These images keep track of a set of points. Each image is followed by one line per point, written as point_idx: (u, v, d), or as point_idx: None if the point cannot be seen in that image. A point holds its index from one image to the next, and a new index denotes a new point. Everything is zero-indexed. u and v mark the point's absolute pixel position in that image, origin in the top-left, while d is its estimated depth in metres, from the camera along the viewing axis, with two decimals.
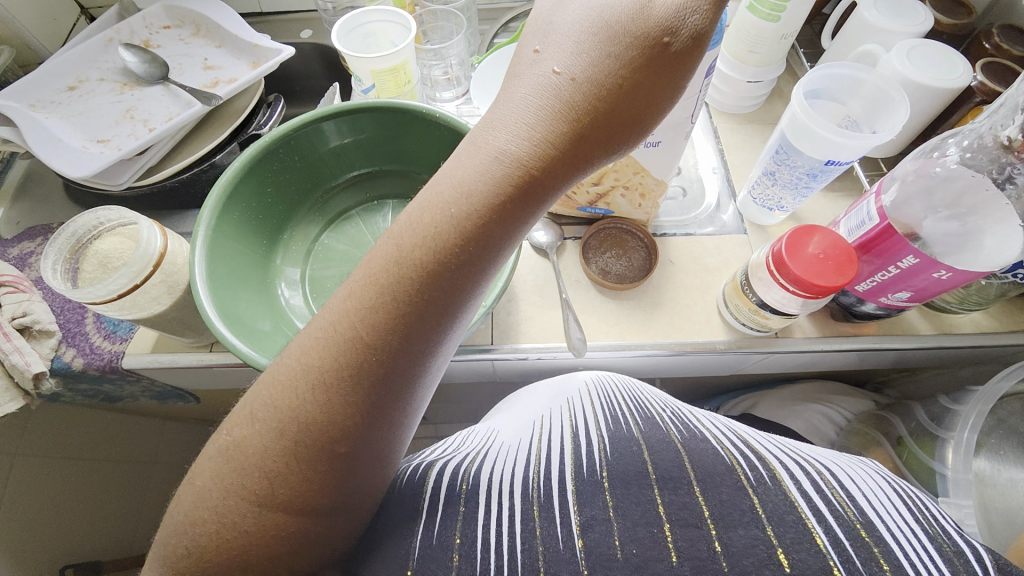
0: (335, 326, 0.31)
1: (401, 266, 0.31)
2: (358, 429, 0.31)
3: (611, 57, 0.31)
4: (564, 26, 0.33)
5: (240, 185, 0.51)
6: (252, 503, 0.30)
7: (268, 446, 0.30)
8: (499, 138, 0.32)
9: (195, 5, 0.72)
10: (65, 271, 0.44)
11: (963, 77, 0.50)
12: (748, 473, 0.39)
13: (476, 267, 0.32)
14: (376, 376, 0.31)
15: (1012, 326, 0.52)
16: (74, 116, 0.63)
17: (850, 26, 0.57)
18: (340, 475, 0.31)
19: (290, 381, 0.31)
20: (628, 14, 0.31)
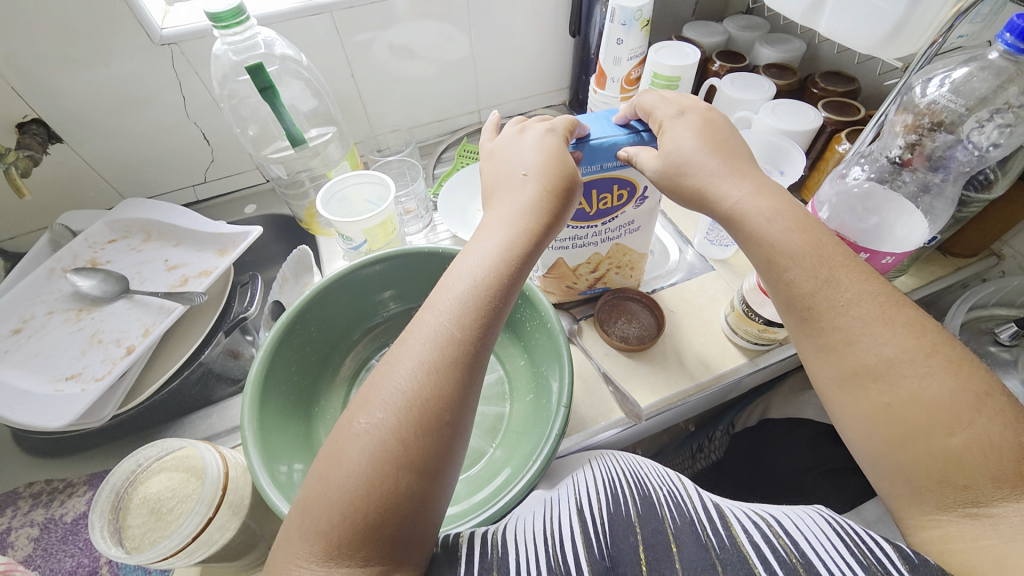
0: (437, 325, 0.38)
1: (472, 271, 0.41)
2: (463, 403, 0.37)
3: (555, 162, 0.45)
4: (527, 151, 0.47)
5: (271, 371, 0.49)
6: (389, 466, 0.34)
7: (397, 420, 0.35)
8: (515, 192, 0.45)
9: (141, 212, 0.70)
10: (110, 536, 0.38)
11: (816, 117, 0.67)
12: (713, 539, 0.38)
13: (523, 263, 0.42)
14: (469, 361, 0.38)
15: (931, 277, 0.65)
16: (27, 360, 0.56)
17: (721, 101, 0.75)
18: (452, 442, 0.36)
19: (405, 366, 0.37)
20: (555, 157, 0.46)
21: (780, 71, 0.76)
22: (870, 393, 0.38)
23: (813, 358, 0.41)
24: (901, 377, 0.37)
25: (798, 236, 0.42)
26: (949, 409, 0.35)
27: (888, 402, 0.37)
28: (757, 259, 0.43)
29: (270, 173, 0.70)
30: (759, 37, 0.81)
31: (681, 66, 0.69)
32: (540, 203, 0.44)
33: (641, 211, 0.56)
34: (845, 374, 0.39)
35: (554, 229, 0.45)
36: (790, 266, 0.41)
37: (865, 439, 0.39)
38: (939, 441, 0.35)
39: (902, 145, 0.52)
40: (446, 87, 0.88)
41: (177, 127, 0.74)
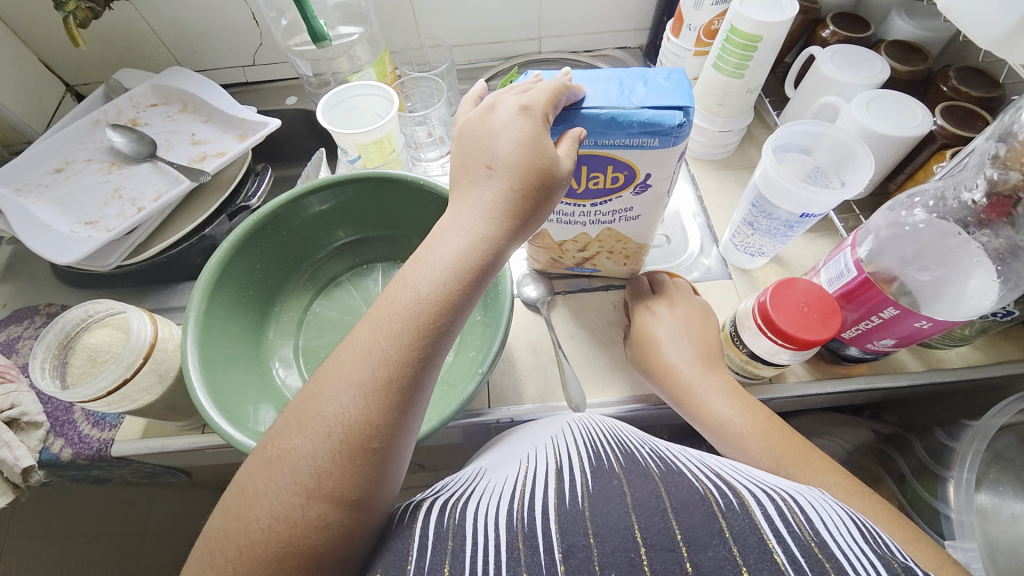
0: (367, 351, 0.35)
1: (420, 293, 0.37)
2: (390, 432, 0.35)
3: (529, 155, 0.39)
4: (498, 134, 0.40)
5: (230, 264, 0.52)
6: (302, 497, 0.32)
7: (317, 448, 0.33)
8: (481, 193, 0.39)
9: (181, 82, 0.73)
10: (53, 369, 0.43)
11: (924, 125, 0.52)
12: (716, 497, 0.33)
13: (479, 283, 0.38)
14: (403, 387, 0.35)
15: (997, 357, 0.53)
16: (62, 199, 0.64)
17: (811, 79, 0.60)
18: (375, 471, 0.34)
19: (333, 391, 0.35)
20: (529, 147, 0.39)
21: (907, 54, 0.59)
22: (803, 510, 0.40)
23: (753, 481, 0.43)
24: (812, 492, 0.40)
25: (711, 380, 0.47)
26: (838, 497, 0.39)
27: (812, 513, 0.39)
28: (672, 395, 0.48)
29: (297, 68, 0.69)
30: (899, 4, 0.62)
31: (768, 24, 0.55)
32: (509, 212, 0.39)
33: (641, 200, 0.48)
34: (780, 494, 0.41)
35: (522, 232, 0.40)
36: (712, 394, 0.46)
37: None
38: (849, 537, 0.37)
39: (982, 189, 0.39)
40: (508, 5, 0.79)
41: (228, 1, 0.74)
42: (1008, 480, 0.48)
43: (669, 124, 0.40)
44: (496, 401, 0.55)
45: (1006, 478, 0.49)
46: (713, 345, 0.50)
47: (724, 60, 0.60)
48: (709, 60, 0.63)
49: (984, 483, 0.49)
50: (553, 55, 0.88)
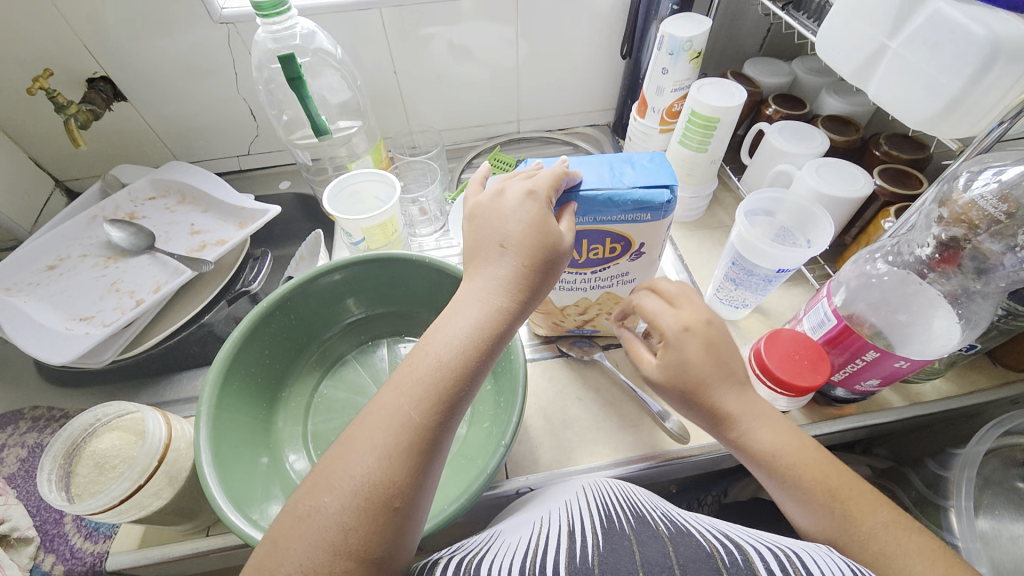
0: (392, 410, 0.37)
1: (442, 358, 0.38)
2: (413, 489, 0.35)
3: (537, 234, 0.42)
4: (507, 216, 0.43)
5: (241, 352, 0.51)
6: (330, 555, 0.32)
7: (343, 506, 0.34)
8: (494, 268, 0.42)
9: (180, 176, 0.76)
10: (58, 480, 0.41)
11: (866, 185, 0.59)
12: (722, 557, 0.37)
13: (495, 348, 0.40)
14: (425, 446, 0.36)
15: (969, 387, 0.57)
16: (55, 296, 0.63)
17: (764, 150, 0.69)
18: (398, 530, 0.35)
19: (359, 449, 0.36)
20: (536, 227, 0.42)
21: (841, 126, 0.69)
22: (859, 540, 0.39)
23: (797, 509, 0.42)
24: (872, 522, 0.40)
25: (760, 412, 0.44)
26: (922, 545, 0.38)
27: (876, 548, 0.39)
28: (711, 423, 0.45)
29: (297, 157, 0.73)
30: (827, 85, 0.73)
31: (723, 107, 0.63)
32: (518, 283, 0.41)
33: (637, 265, 0.52)
34: (828, 524, 0.41)
35: (531, 303, 0.42)
36: (755, 426, 0.44)
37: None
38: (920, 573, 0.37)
39: (932, 247, 0.46)
40: (490, 93, 0.88)
41: (227, 100, 0.79)
42: (1002, 505, 0.51)
43: (659, 203, 0.45)
44: (513, 471, 0.55)
45: (1000, 503, 0.51)
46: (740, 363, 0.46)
47: (689, 137, 0.68)
48: (675, 136, 0.71)
49: (982, 510, 0.52)
50: (531, 134, 0.96)
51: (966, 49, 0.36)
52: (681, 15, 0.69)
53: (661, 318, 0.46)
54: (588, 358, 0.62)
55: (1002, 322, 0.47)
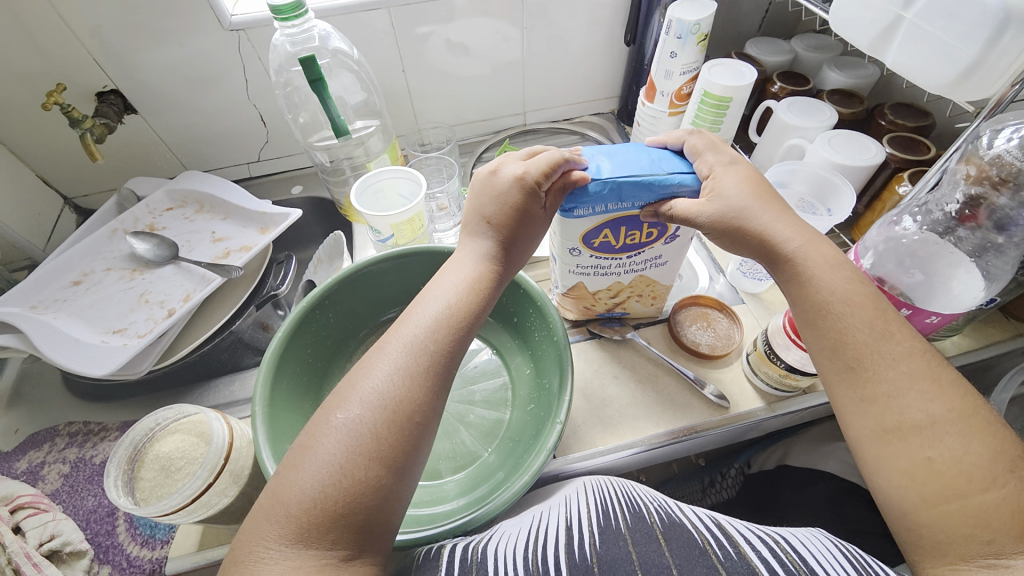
0: (406, 331, 0.41)
1: (440, 288, 0.44)
2: (432, 402, 0.39)
3: (499, 201, 0.47)
4: (483, 179, 0.50)
5: (287, 352, 0.52)
6: (364, 460, 0.35)
7: (373, 416, 0.37)
8: (472, 219, 0.49)
9: (196, 185, 0.75)
10: (123, 486, 0.42)
11: (879, 154, 0.62)
12: (716, 551, 0.41)
13: (490, 290, 0.46)
14: (438, 360, 0.40)
15: (985, 340, 0.60)
16: (83, 311, 0.62)
17: (775, 126, 0.70)
18: (418, 440, 0.38)
19: (381, 369, 0.39)
20: (501, 191, 0.48)
21: (846, 99, 0.71)
22: (911, 449, 0.38)
23: (850, 412, 0.41)
24: (941, 437, 0.37)
25: (860, 305, 0.42)
26: (971, 470, 0.36)
27: (930, 459, 0.37)
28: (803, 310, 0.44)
29: (315, 160, 0.74)
30: (829, 60, 0.75)
31: (735, 87, 0.65)
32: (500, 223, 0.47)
33: (670, 246, 0.54)
34: (887, 428, 0.39)
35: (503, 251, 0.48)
36: (845, 318, 0.41)
37: (898, 491, 0.38)
38: (971, 498, 0.35)
39: (961, 200, 0.48)
40: (495, 87, 0.89)
41: (237, 107, 0.79)
42: None
43: (680, 183, 0.46)
44: (559, 452, 0.56)
45: None
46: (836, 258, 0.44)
47: (702, 117, 0.70)
48: (688, 118, 0.73)
49: None
50: (538, 125, 0.97)
51: (980, 17, 0.38)
52: None
53: (695, 214, 0.45)
54: (620, 337, 0.64)
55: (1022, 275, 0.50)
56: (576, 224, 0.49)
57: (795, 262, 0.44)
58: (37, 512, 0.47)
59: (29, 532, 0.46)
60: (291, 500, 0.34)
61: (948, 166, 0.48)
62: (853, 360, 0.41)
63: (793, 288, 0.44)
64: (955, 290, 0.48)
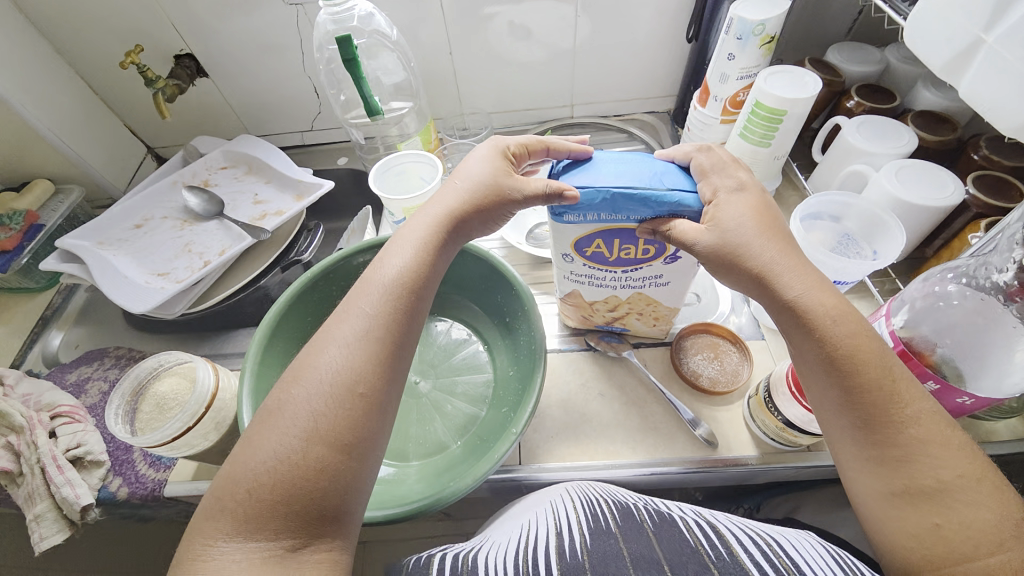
0: (353, 313, 0.41)
1: (394, 266, 0.43)
2: (377, 377, 0.39)
3: (492, 183, 0.47)
4: (482, 160, 0.49)
5: (284, 318, 0.55)
6: (304, 440, 0.35)
7: (317, 398, 0.37)
8: (457, 189, 0.47)
9: (248, 148, 0.81)
10: (125, 414, 0.47)
11: (955, 194, 0.52)
12: (709, 550, 0.40)
13: (438, 266, 0.45)
14: (387, 340, 0.40)
15: None
16: (138, 251, 0.71)
17: (838, 147, 0.62)
18: (366, 418, 0.37)
19: (324, 348, 0.39)
20: (498, 176, 0.47)
21: (934, 124, 0.61)
22: (919, 513, 0.34)
23: (857, 469, 0.37)
24: (953, 501, 0.33)
25: (866, 361, 0.36)
26: (991, 531, 0.31)
27: (937, 524, 0.33)
28: (797, 349, 0.39)
29: (352, 136, 0.77)
30: (924, 76, 0.65)
31: (792, 99, 0.58)
32: (461, 213, 0.46)
33: (672, 268, 0.50)
34: (895, 490, 0.35)
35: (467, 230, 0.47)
36: (859, 367, 0.36)
37: (900, 553, 0.34)
38: (979, 561, 0.31)
39: (1016, 272, 0.40)
40: (546, 76, 0.86)
41: (294, 78, 0.83)
42: None
43: (678, 204, 0.42)
44: (526, 459, 0.55)
45: None
46: (839, 301, 0.39)
47: (750, 130, 0.63)
48: (736, 129, 0.66)
49: None
50: (585, 119, 0.93)
51: None
52: None
53: (691, 240, 0.41)
54: (615, 354, 0.61)
55: None
56: (567, 228, 0.47)
57: (797, 310, 0.38)
58: (71, 421, 0.57)
59: (62, 437, 0.55)
60: (236, 489, 0.34)
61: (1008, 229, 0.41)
62: (860, 420, 0.36)
63: (795, 335, 0.39)
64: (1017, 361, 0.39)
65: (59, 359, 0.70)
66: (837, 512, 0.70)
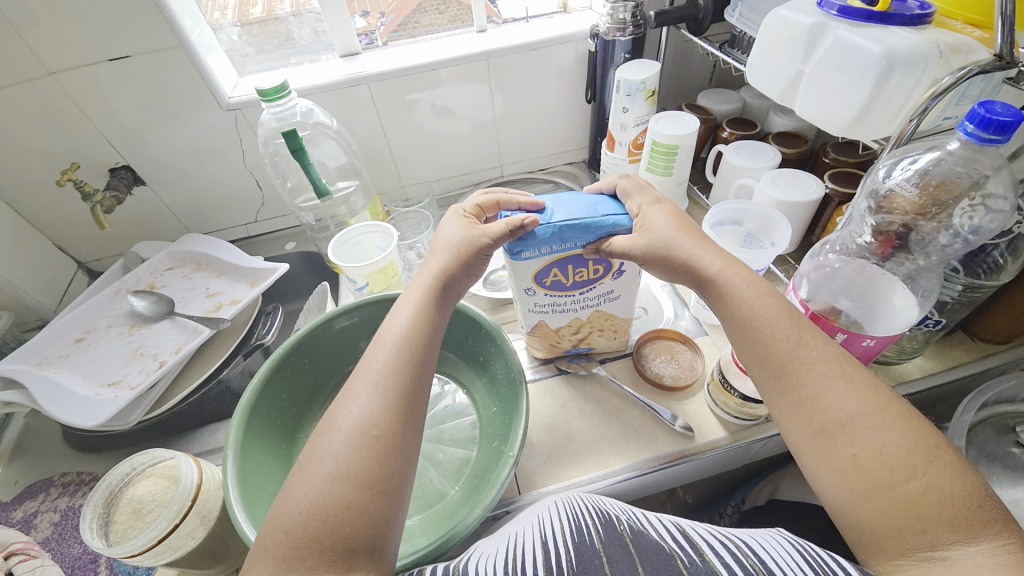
0: (369, 364, 0.44)
1: (403, 318, 0.47)
2: (395, 418, 0.41)
3: (464, 236, 0.52)
4: (450, 221, 0.55)
5: (261, 398, 0.55)
6: (330, 481, 0.38)
7: (340, 443, 0.40)
8: (444, 244, 0.53)
9: (194, 246, 0.82)
10: (98, 528, 0.46)
11: (817, 190, 0.65)
12: (683, 557, 0.41)
13: (439, 310, 0.49)
14: (403, 384, 0.43)
15: (949, 362, 0.60)
16: (82, 365, 0.67)
17: (725, 168, 0.75)
18: (386, 457, 0.39)
19: (347, 402, 0.42)
20: (466, 231, 0.53)
21: (791, 140, 0.76)
22: (838, 446, 0.40)
23: (783, 413, 0.43)
24: (863, 431, 0.39)
25: (776, 316, 0.45)
26: (908, 458, 0.38)
27: (855, 454, 0.39)
28: (735, 330, 0.47)
29: (303, 219, 0.84)
30: (774, 107, 0.81)
31: (679, 135, 0.71)
32: (449, 274, 0.51)
33: (619, 282, 0.57)
34: (815, 428, 0.41)
35: (462, 277, 0.52)
36: (766, 325, 0.45)
37: (834, 490, 0.40)
38: (901, 489, 0.38)
39: (870, 231, 0.51)
40: (474, 144, 0.96)
41: (235, 175, 0.87)
42: (998, 471, 0.54)
43: (612, 225, 0.51)
44: (524, 488, 0.56)
45: (996, 470, 0.54)
46: (751, 276, 0.49)
47: (654, 163, 0.75)
48: (643, 165, 0.79)
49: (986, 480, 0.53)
50: (515, 176, 1.04)
51: (866, 63, 0.45)
52: (635, 61, 0.78)
53: (628, 248, 0.50)
54: (587, 371, 0.66)
55: (963, 296, 0.52)
56: (525, 265, 0.52)
57: (718, 283, 0.48)
58: (28, 558, 0.50)
59: None
60: (275, 534, 0.37)
61: (858, 207, 0.53)
62: (774, 370, 0.44)
63: (721, 307, 0.48)
64: (895, 306, 0.49)
65: None
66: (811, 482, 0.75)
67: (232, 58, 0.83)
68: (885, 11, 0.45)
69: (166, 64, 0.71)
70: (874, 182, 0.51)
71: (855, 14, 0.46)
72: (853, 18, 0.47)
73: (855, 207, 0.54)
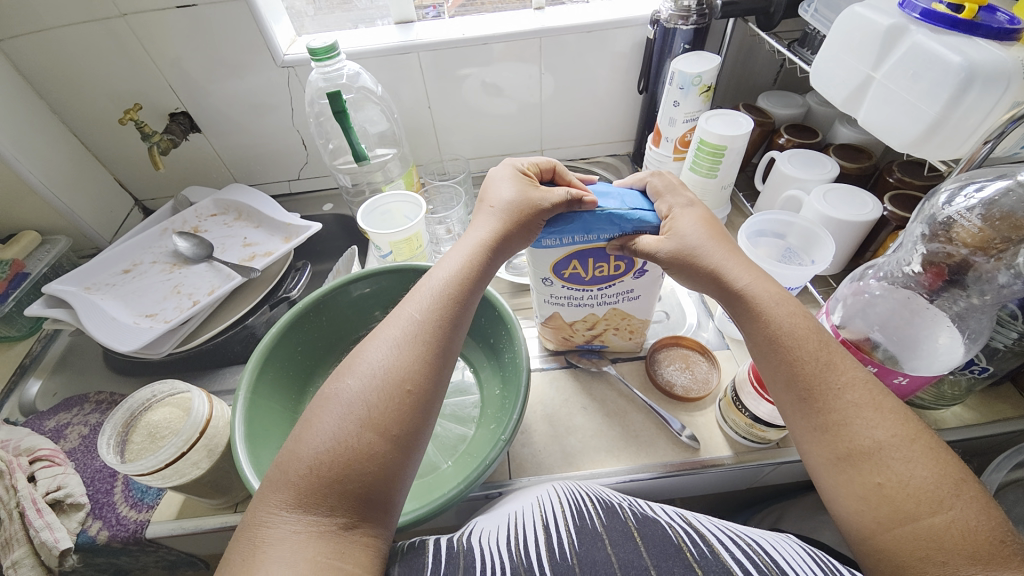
0: (402, 316, 0.45)
1: (435, 280, 0.47)
2: (424, 373, 0.42)
3: (516, 196, 0.50)
4: (500, 178, 0.53)
5: (275, 349, 0.57)
6: (359, 426, 0.38)
7: (368, 388, 0.40)
8: (499, 199, 0.51)
9: (238, 197, 0.86)
10: (115, 445, 0.50)
11: (874, 211, 0.60)
12: (691, 549, 0.41)
13: (485, 268, 0.49)
14: (431, 343, 0.43)
15: (992, 415, 0.55)
16: (126, 294, 0.72)
17: (776, 177, 0.71)
18: (413, 411, 0.40)
19: (378, 347, 0.43)
20: (520, 193, 0.51)
21: (853, 153, 0.71)
22: (861, 474, 0.38)
23: (805, 438, 0.41)
24: (889, 461, 0.37)
25: (805, 337, 0.43)
26: (932, 492, 0.36)
27: (880, 483, 0.37)
28: (759, 349, 0.45)
29: (339, 180, 0.87)
30: (840, 116, 0.76)
31: (729, 137, 0.67)
32: (502, 236, 0.49)
33: (641, 282, 0.55)
34: (840, 455, 0.39)
35: (518, 241, 0.49)
36: (802, 343, 0.42)
37: (854, 517, 0.38)
38: (923, 520, 0.35)
39: (920, 258, 0.47)
40: (517, 126, 0.95)
41: (284, 132, 0.89)
42: None
43: (639, 221, 0.49)
44: (516, 473, 0.57)
45: None
46: (780, 295, 0.46)
47: (698, 163, 0.72)
48: (687, 164, 0.75)
49: None
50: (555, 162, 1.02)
51: (942, 75, 0.41)
52: (694, 53, 0.74)
53: (654, 249, 0.48)
54: (596, 369, 0.65)
55: (1017, 344, 0.47)
56: (545, 253, 0.52)
57: (745, 297, 0.46)
58: (51, 465, 0.56)
59: (41, 480, 0.54)
60: (296, 467, 0.38)
61: (912, 235, 0.49)
62: (803, 394, 0.41)
63: (748, 324, 0.46)
64: (940, 345, 0.45)
65: (37, 407, 0.69)
66: (818, 517, 0.72)
67: (294, 18, 0.85)
68: (972, 20, 0.40)
69: (228, 16, 0.74)
70: (932, 208, 0.46)
71: (939, 20, 0.42)
72: (934, 24, 0.42)
73: (908, 233, 0.50)
